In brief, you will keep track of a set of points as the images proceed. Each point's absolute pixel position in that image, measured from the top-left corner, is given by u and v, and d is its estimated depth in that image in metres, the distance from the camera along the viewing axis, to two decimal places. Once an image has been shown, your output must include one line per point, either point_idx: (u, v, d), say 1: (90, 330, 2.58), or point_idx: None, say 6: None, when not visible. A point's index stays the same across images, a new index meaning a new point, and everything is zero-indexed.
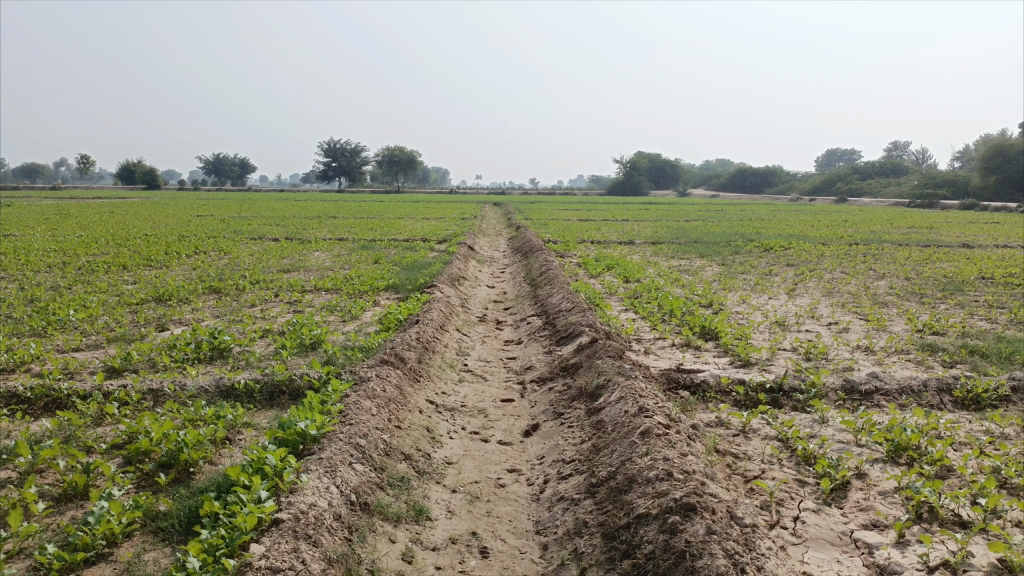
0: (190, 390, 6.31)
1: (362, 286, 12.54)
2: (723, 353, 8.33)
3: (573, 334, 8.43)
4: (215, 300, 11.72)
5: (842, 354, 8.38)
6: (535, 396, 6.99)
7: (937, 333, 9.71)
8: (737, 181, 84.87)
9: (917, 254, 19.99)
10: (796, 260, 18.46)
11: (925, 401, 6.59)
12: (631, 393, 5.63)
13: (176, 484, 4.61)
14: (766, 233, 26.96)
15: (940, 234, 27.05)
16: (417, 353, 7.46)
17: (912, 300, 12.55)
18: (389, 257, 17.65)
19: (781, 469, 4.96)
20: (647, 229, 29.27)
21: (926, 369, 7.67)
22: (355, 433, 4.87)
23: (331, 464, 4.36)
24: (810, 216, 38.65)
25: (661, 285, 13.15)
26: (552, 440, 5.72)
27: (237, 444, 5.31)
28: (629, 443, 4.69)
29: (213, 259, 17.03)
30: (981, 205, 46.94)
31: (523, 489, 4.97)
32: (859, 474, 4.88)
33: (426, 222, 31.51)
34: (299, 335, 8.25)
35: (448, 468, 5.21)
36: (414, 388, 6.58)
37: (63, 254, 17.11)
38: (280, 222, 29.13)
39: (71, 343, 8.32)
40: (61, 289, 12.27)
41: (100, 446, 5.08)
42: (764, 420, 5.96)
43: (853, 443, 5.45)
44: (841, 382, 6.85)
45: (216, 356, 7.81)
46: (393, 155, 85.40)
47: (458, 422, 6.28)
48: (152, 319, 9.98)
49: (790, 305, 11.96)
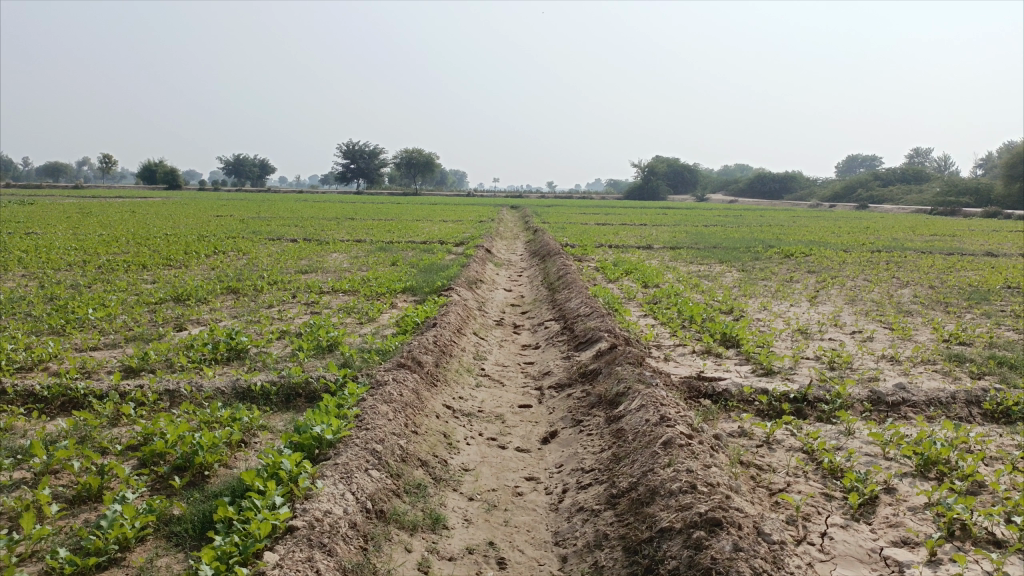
0: (206, 391, 6.26)
1: (379, 288, 12.50)
2: (744, 361, 8.19)
3: (592, 340, 8.32)
4: (233, 300, 11.72)
5: (867, 364, 8.21)
6: (553, 402, 6.88)
7: (964, 343, 9.51)
8: (757, 187, 84.37)
9: (940, 262, 19.71)
10: (817, 267, 18.23)
11: (954, 414, 6.43)
12: (652, 401, 5.52)
13: (190, 488, 4.56)
14: (786, 239, 26.70)
15: (964, 242, 26.67)
16: (435, 357, 7.38)
17: (937, 309, 12.33)
18: (406, 260, 17.61)
19: (807, 482, 4.84)
20: (665, 234, 29.11)
21: (953, 380, 7.49)
22: (371, 439, 4.80)
23: (346, 470, 4.28)
24: (830, 223, 38.29)
25: (680, 291, 13.02)
26: (571, 448, 5.62)
27: (252, 447, 5.25)
28: (651, 453, 4.58)
29: (231, 260, 17.07)
30: (1005, 213, 46.32)
31: (541, 498, 4.87)
32: (888, 489, 4.74)
33: (444, 224, 31.50)
34: (316, 337, 8.20)
35: (465, 476, 5.12)
36: (430, 392, 6.50)
37: (83, 252, 17.23)
38: (299, 223, 29.22)
39: (90, 341, 8.33)
40: (81, 288, 12.32)
41: (115, 447, 5.04)
42: (788, 431, 5.83)
43: (880, 456, 5.31)
44: (867, 392, 6.70)
45: (232, 357, 7.78)
46: (411, 157, 85.61)
47: (476, 427, 6.20)
48: (171, 319, 9.98)
49: (812, 313, 11.78)
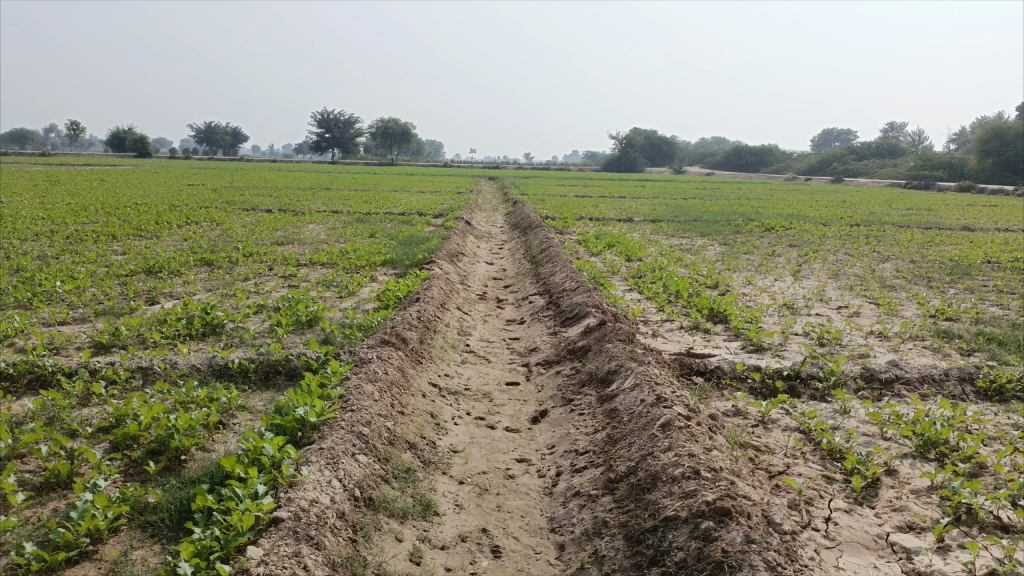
0: (181, 369, 6.02)
1: (358, 260, 12.19)
2: (734, 337, 8.06)
3: (578, 315, 8.15)
4: (206, 273, 11.37)
5: (857, 340, 8.11)
6: (541, 380, 6.71)
7: (951, 319, 9.45)
8: (733, 160, 84.37)
9: (919, 237, 19.74)
10: (798, 241, 18.18)
11: (948, 391, 6.35)
12: (647, 381, 5.35)
13: (166, 473, 4.33)
14: (766, 213, 26.61)
15: (940, 216, 26.74)
16: (419, 333, 7.17)
17: (920, 284, 12.28)
18: (385, 231, 17.27)
19: (807, 464, 4.71)
20: (645, 207, 28.91)
21: (944, 357, 7.41)
22: (357, 421, 4.57)
23: (332, 455, 4.07)
24: (808, 196, 38.32)
25: (665, 265, 12.86)
26: (563, 429, 5.45)
27: (231, 428, 5.02)
28: (649, 436, 4.42)
29: (204, 231, 16.64)
30: (978, 188, 46.68)
31: (534, 482, 4.70)
32: (889, 471, 4.63)
33: (421, 195, 31.05)
34: (295, 312, 7.93)
35: (455, 458, 4.94)
36: (416, 370, 6.29)
37: (50, 222, 16.66)
38: (273, 193, 28.62)
39: (58, 316, 8.00)
40: (48, 259, 11.89)
41: (85, 429, 4.79)
42: (783, 410, 5.71)
43: (878, 436, 5.20)
44: (860, 370, 6.59)
45: (208, 332, 7.49)
46: (387, 127, 84.46)
47: (463, 406, 6.01)
48: (142, 292, 9.64)
49: (797, 287, 11.69)
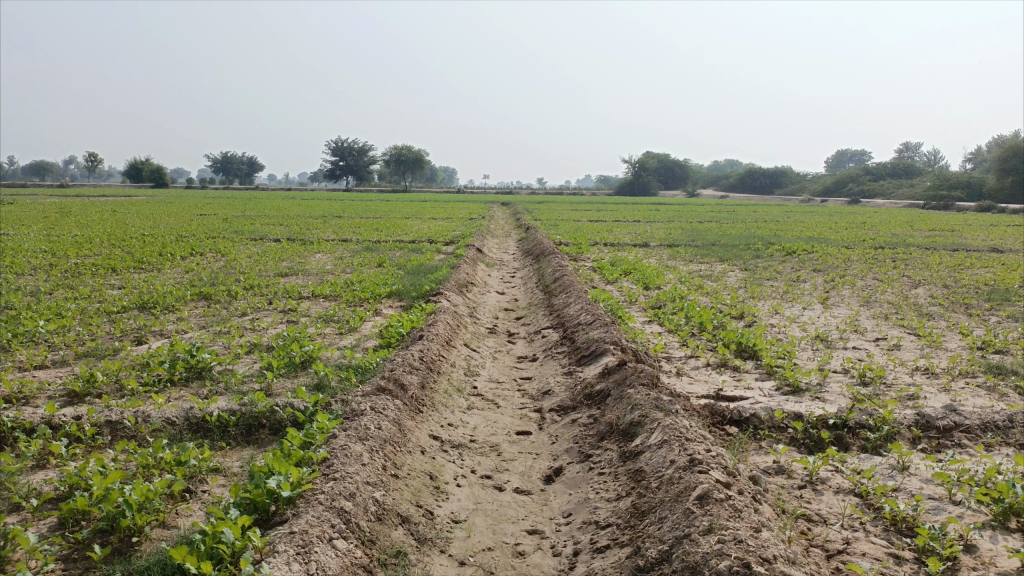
0: (152, 424, 5.39)
1: (362, 292, 11.56)
2: (767, 376, 7.34)
3: (595, 353, 7.48)
4: (202, 308, 10.78)
5: (903, 378, 7.37)
6: (555, 430, 6.03)
7: (1000, 352, 8.67)
8: (747, 182, 83.78)
9: (948, 259, 18.90)
10: (823, 266, 17.43)
11: (1014, 440, 5.60)
12: (676, 437, 4.65)
13: (115, 559, 3.69)
14: (785, 235, 25.79)
15: (966, 237, 25.94)
16: (421, 377, 6.51)
17: (959, 312, 11.51)
18: (392, 260, 16.67)
19: (869, 539, 4.01)
20: (661, 230, 28.28)
21: (1002, 399, 6.67)
22: (339, 494, 3.92)
23: (304, 543, 3.44)
24: (827, 218, 37.53)
25: (686, 293, 12.17)
26: (581, 492, 4.76)
27: (197, 499, 4.36)
28: (683, 510, 3.73)
29: (208, 262, 16.07)
30: (1000, 206, 45.59)
31: (548, 562, 4.01)
32: (967, 548, 3.91)
33: (431, 222, 30.48)
34: (288, 352, 7.25)
35: (455, 531, 4.26)
36: (415, 422, 5.62)
37: (50, 255, 16.15)
38: (282, 222, 28.19)
39: (35, 359, 7.39)
40: (40, 295, 11.33)
41: (29, 501, 4.13)
42: (832, 467, 5.00)
43: (946, 500, 4.47)
44: (913, 417, 5.85)
45: (192, 377, 6.82)
46: (400, 154, 84.38)
47: (468, 463, 5.33)
48: (130, 331, 9.03)
49: (827, 317, 10.95)
